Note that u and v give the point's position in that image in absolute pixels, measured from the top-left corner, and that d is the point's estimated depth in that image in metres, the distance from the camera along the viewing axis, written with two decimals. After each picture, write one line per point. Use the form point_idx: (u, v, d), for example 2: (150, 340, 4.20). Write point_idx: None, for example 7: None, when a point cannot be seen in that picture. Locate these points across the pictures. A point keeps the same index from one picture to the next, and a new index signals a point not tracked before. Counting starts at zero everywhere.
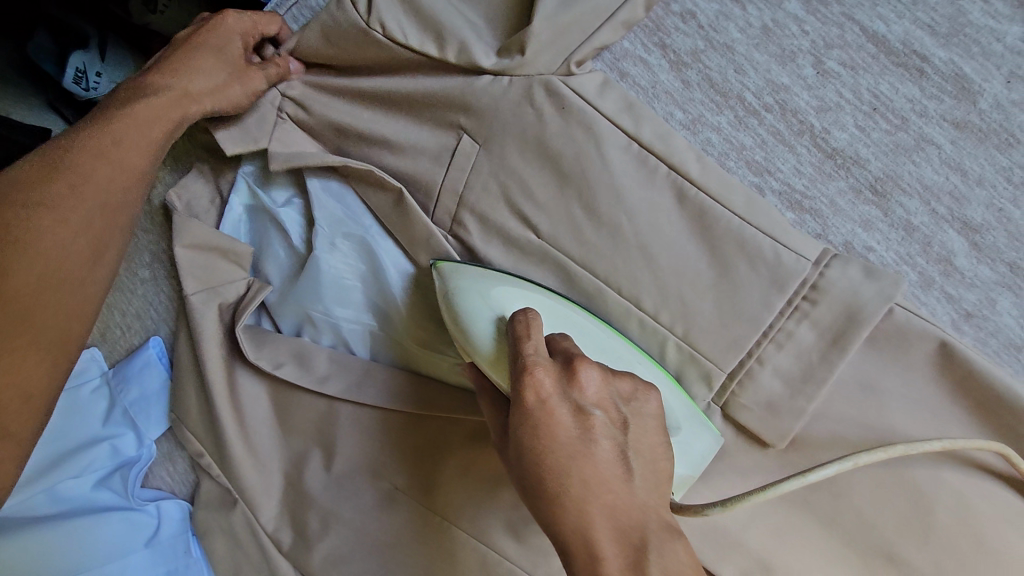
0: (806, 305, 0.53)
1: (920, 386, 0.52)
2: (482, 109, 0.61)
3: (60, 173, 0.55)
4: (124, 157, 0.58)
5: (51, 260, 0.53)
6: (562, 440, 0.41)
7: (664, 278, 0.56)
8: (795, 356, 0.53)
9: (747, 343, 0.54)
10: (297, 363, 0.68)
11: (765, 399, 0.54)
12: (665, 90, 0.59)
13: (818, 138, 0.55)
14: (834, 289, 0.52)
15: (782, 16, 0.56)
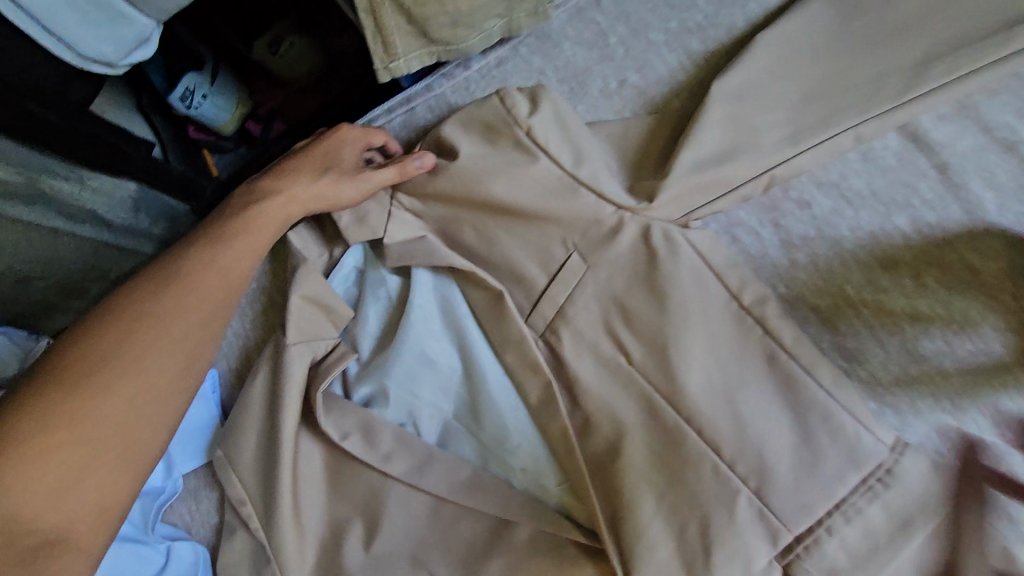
0: (879, 486, 0.56)
1: None
2: (596, 235, 0.65)
3: (167, 287, 0.58)
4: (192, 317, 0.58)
5: (150, 364, 0.54)
6: None
7: (746, 430, 0.59)
8: (862, 531, 0.55)
9: (818, 510, 0.56)
10: (362, 435, 0.68)
11: (828, 568, 0.55)
12: (773, 263, 0.64)
13: (908, 342, 0.60)
14: (905, 477, 0.55)
15: (889, 227, 0.62)
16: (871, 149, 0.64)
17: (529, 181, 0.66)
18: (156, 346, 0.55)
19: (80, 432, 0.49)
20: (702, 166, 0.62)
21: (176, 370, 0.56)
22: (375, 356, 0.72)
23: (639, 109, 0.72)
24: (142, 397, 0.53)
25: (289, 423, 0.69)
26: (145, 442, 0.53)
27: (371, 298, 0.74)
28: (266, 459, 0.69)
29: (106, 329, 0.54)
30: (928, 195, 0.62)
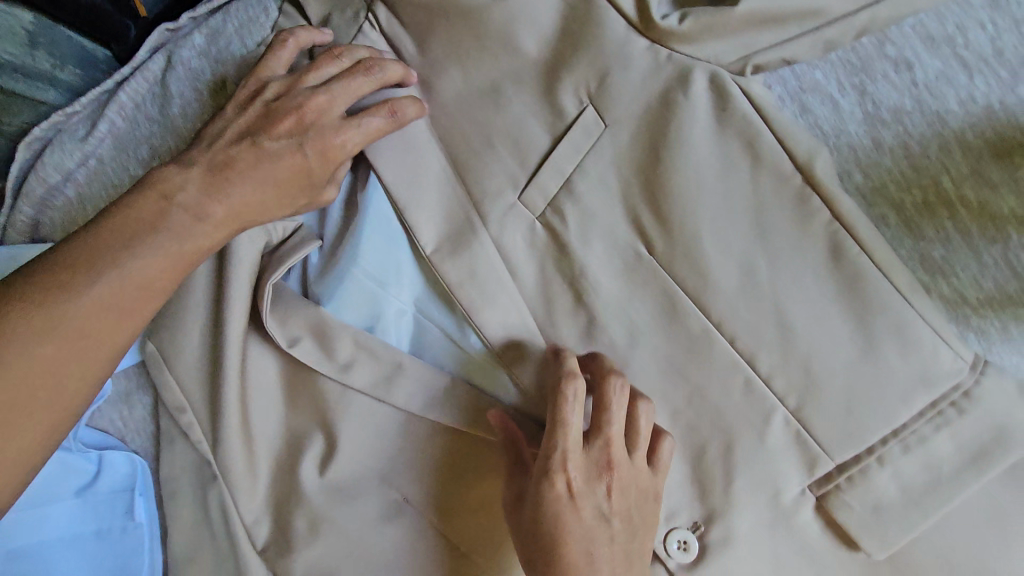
0: (951, 411, 0.45)
1: None
2: (625, 83, 0.51)
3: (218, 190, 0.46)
4: (152, 277, 0.43)
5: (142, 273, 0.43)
6: None
7: (791, 343, 0.48)
8: (923, 463, 0.45)
9: (871, 436, 0.46)
10: (317, 339, 0.56)
11: (874, 503, 0.46)
12: (850, 142, 0.50)
13: (1012, 252, 0.47)
14: (987, 403, 0.45)
15: (1013, 100, 0.47)
16: None
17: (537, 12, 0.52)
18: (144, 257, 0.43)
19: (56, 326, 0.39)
20: None
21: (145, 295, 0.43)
22: (334, 247, 0.58)
23: None
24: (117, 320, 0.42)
25: (236, 324, 0.56)
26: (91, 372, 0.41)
27: None
28: (211, 361, 0.57)
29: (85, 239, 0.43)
30: None
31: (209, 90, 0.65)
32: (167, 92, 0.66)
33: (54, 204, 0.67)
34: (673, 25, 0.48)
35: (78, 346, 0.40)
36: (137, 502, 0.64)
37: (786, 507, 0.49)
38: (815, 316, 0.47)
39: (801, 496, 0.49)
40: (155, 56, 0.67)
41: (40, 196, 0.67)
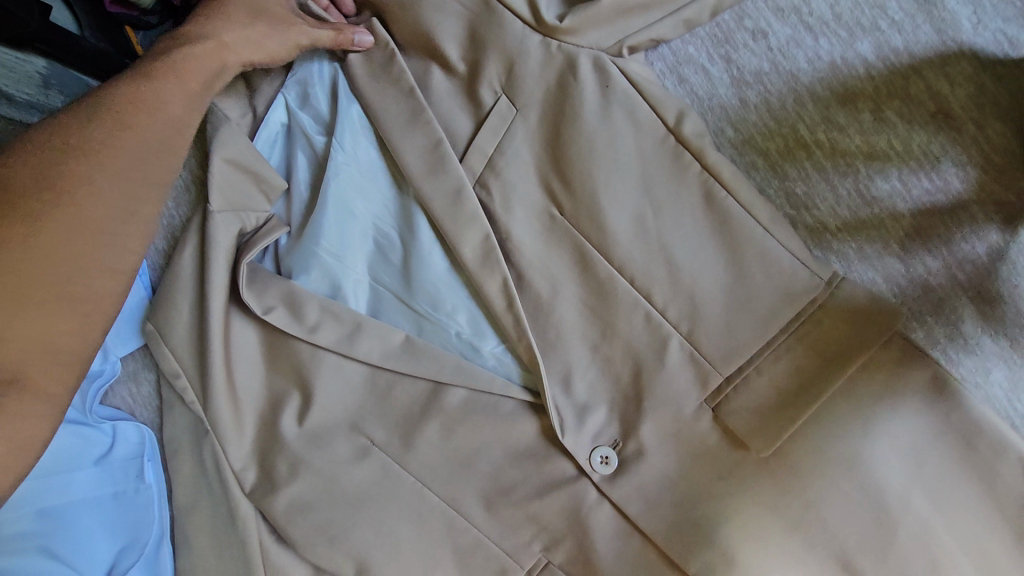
0: (812, 322, 0.53)
1: (914, 410, 0.51)
2: (527, 69, 0.59)
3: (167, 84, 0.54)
4: (158, 116, 0.53)
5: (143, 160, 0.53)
6: None
7: (679, 275, 0.55)
8: (792, 368, 0.53)
9: (750, 350, 0.54)
10: (287, 308, 0.65)
11: (756, 406, 0.54)
12: (721, 103, 0.58)
13: (861, 183, 0.55)
14: (838, 310, 0.52)
15: (851, 56, 0.55)
16: None
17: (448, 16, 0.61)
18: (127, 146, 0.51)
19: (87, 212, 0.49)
20: None
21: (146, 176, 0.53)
22: (302, 226, 0.68)
23: None
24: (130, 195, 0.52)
25: (218, 300, 0.65)
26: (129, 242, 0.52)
27: (297, 161, 0.69)
28: (198, 333, 0.67)
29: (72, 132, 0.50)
30: (898, 14, 0.55)
31: None
32: None
33: None
34: (557, 22, 0.57)
35: (131, 170, 0.52)
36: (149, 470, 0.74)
37: (688, 418, 0.56)
38: (695, 251, 0.55)
39: (699, 409, 0.56)
40: None
41: None
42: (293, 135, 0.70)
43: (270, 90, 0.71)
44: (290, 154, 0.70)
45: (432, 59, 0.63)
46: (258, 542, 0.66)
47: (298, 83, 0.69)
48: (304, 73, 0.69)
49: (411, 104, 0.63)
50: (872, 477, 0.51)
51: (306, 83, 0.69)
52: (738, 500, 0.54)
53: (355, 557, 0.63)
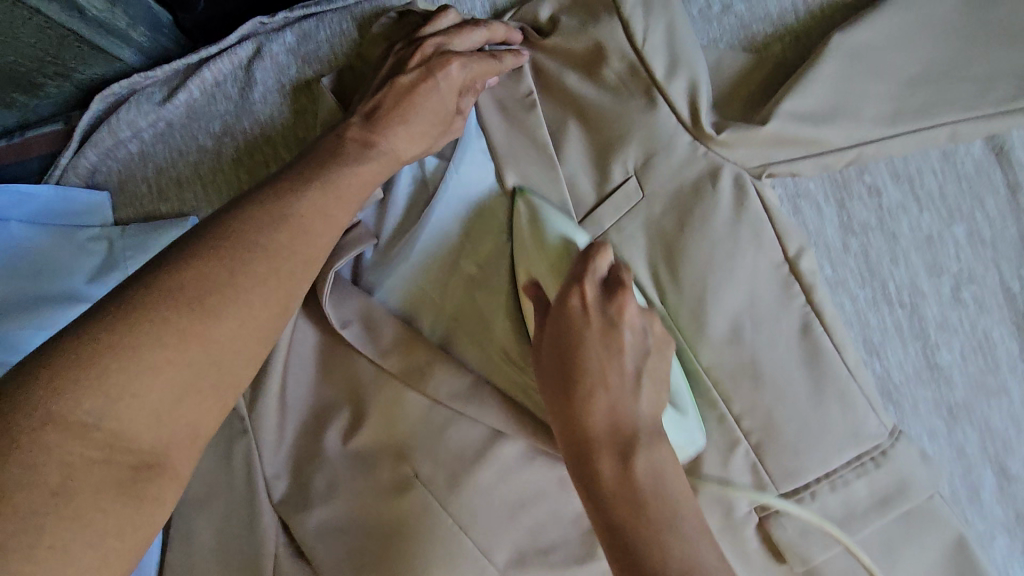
0: (870, 464, 0.58)
1: (933, 560, 0.58)
2: (664, 164, 0.62)
3: (333, 166, 0.50)
4: (311, 206, 0.46)
5: (285, 241, 0.44)
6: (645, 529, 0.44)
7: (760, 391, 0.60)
8: (843, 500, 0.58)
9: (808, 474, 0.59)
10: (364, 325, 0.64)
11: (801, 526, 0.58)
12: (826, 242, 0.63)
13: (927, 348, 0.61)
14: (896, 461, 0.58)
15: (947, 234, 0.62)
16: (954, 150, 0.62)
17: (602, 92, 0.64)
18: (280, 228, 0.44)
19: (225, 300, 0.40)
20: (800, 119, 0.58)
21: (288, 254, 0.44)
22: (396, 247, 0.67)
23: (735, 42, 0.66)
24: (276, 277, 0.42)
25: None
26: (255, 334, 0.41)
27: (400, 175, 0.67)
28: None
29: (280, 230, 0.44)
30: (993, 211, 0.61)
31: (293, 87, 0.72)
32: (250, 78, 0.72)
33: (116, 155, 0.73)
34: (712, 132, 0.60)
35: (285, 256, 0.43)
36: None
37: (737, 521, 0.59)
38: (777, 372, 0.59)
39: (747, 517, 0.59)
40: (244, 43, 0.72)
41: (107, 145, 0.72)
42: None
43: None
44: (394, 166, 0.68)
45: (573, 124, 0.65)
46: (273, 553, 0.63)
47: None
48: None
49: (540, 164, 0.65)
50: None
51: None
52: None
53: None
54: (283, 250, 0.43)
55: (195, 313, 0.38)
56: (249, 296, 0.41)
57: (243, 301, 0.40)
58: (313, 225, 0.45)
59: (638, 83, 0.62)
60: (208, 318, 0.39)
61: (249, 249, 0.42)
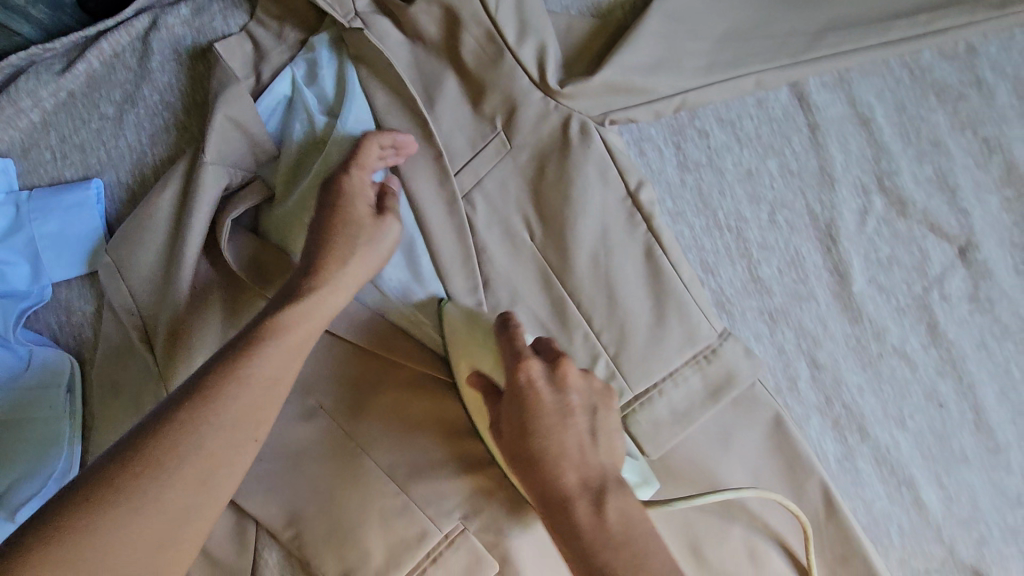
0: (704, 360, 0.69)
1: (761, 439, 0.69)
2: (524, 116, 0.71)
3: (285, 310, 0.51)
4: (268, 359, 0.48)
5: (248, 391, 0.46)
6: (545, 412, 0.49)
7: (614, 307, 0.70)
8: (685, 394, 0.68)
9: (656, 375, 0.69)
10: (262, 269, 0.69)
11: (654, 419, 0.68)
12: (667, 179, 0.74)
13: (751, 264, 0.72)
14: (724, 358, 0.69)
15: (762, 169, 0.73)
16: (765, 97, 0.74)
17: (465, 54, 0.72)
18: (233, 382, 0.46)
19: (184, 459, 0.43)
20: (631, 72, 0.69)
21: (246, 407, 0.46)
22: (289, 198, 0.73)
23: (585, 10, 0.77)
24: (236, 430, 0.45)
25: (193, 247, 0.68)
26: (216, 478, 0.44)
27: (292, 133, 0.73)
28: (165, 274, 0.69)
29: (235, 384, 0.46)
30: (797, 148, 0.73)
31: (189, 55, 0.77)
32: (147, 49, 0.77)
33: (18, 125, 0.76)
34: (557, 86, 0.70)
35: (242, 406, 0.46)
36: (43, 484, 0.68)
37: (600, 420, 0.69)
38: (625, 290, 0.70)
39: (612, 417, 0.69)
40: (141, 17, 0.77)
41: (7, 114, 0.75)
42: (277, 108, 0.74)
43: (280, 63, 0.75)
44: (286, 125, 0.74)
45: (446, 82, 0.73)
46: None
47: (307, 62, 0.74)
48: (317, 53, 0.74)
49: (412, 121, 0.71)
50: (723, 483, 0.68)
51: (315, 62, 0.74)
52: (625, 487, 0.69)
53: (287, 505, 0.69)
54: (218, 418, 0.45)
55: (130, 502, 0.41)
56: (163, 493, 0.42)
57: (164, 501, 0.42)
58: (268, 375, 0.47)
59: (497, 44, 0.71)
60: (146, 497, 0.41)
61: (182, 426, 0.44)
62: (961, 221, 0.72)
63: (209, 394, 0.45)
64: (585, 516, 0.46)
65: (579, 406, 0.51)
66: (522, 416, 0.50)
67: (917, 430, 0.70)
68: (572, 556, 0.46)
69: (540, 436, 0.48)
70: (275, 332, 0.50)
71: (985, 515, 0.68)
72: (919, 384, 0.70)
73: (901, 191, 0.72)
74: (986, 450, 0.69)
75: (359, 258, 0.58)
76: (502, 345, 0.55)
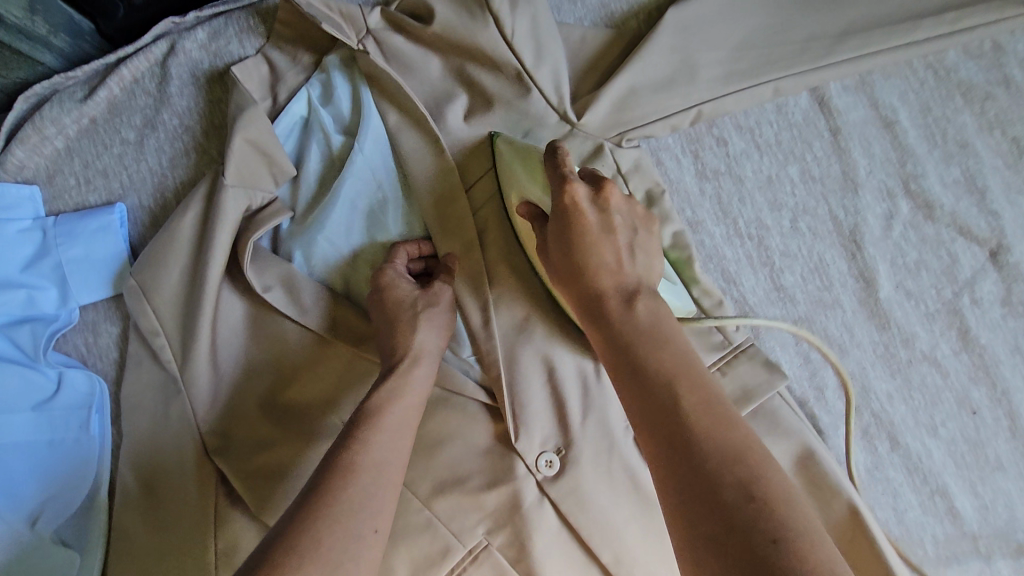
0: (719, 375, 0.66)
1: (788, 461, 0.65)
2: (538, 131, 0.71)
3: (370, 406, 0.52)
4: (377, 454, 0.48)
5: (356, 494, 0.45)
6: (590, 231, 0.53)
7: None
8: None
9: None
10: (285, 289, 0.69)
11: None
12: (685, 188, 0.73)
13: (774, 273, 0.71)
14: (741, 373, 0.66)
15: (783, 175, 0.72)
16: (786, 102, 0.73)
17: (479, 75, 0.71)
18: (341, 487, 0.45)
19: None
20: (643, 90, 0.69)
21: (361, 515, 0.44)
22: (307, 218, 0.73)
23: (598, 20, 0.76)
24: (353, 538, 0.43)
25: (217, 267, 0.68)
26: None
27: (310, 153, 0.75)
28: (188, 295, 0.70)
29: (343, 486, 0.45)
30: (819, 153, 0.72)
31: (206, 78, 0.78)
32: (165, 74, 0.78)
33: (43, 152, 0.77)
34: (572, 116, 0.70)
35: (354, 516, 0.44)
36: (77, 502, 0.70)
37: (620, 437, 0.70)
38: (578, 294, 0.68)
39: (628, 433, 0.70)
40: (158, 42, 0.79)
41: (32, 142, 0.76)
42: (293, 130, 0.76)
43: (296, 85, 0.76)
44: (304, 146, 0.75)
45: (461, 99, 0.73)
46: (213, 505, 0.68)
47: (322, 83, 0.76)
48: (331, 74, 0.75)
49: (425, 139, 0.71)
50: None
51: (329, 83, 0.76)
52: (643, 508, 0.69)
53: None
54: (334, 539, 0.42)
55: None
56: None
57: None
58: (375, 475, 0.46)
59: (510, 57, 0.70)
60: None
61: (309, 520, 0.42)
62: (992, 223, 0.70)
63: (323, 493, 0.45)
64: (619, 312, 0.50)
65: (620, 227, 0.54)
66: (566, 241, 0.54)
67: (949, 437, 0.68)
68: (614, 364, 0.48)
69: (590, 250, 0.52)
70: (370, 426, 0.50)
71: (1020, 523, 0.67)
72: (949, 390, 0.69)
73: (928, 194, 0.71)
74: (1022, 457, 0.68)
75: (422, 331, 0.59)
76: (547, 172, 0.57)
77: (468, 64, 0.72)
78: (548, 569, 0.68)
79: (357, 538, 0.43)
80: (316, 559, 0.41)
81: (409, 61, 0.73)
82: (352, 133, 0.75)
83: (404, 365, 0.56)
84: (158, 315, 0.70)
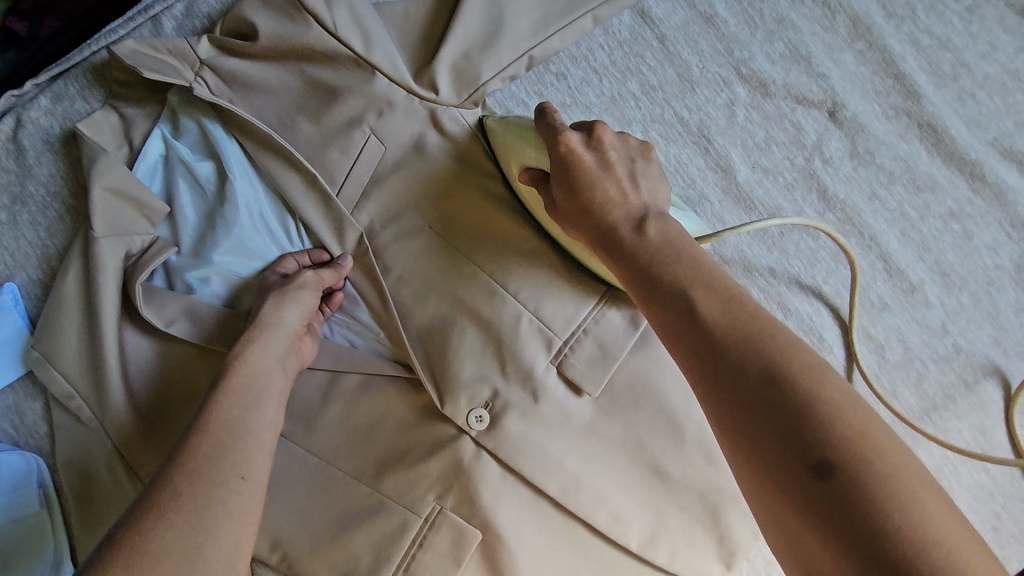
0: (613, 295, 0.73)
1: None
2: (383, 108, 0.73)
3: (226, 374, 0.55)
4: (232, 408, 0.51)
5: (218, 437, 0.49)
6: (590, 171, 0.53)
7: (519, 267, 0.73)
8: (606, 330, 0.72)
9: (578, 317, 0.72)
10: (185, 320, 0.70)
11: (587, 358, 0.71)
12: None
13: None
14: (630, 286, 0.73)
15: (625, 92, 0.75)
16: (610, 24, 0.76)
17: (316, 71, 0.73)
18: (199, 434, 0.48)
19: (173, 504, 0.43)
20: (469, 49, 0.72)
21: (225, 451, 0.48)
22: (192, 249, 0.75)
23: None
24: (216, 469, 0.46)
25: (111, 316, 0.70)
26: (219, 511, 0.44)
27: (178, 188, 0.76)
28: (90, 349, 0.71)
29: (202, 433, 0.49)
30: (652, 63, 0.75)
31: (61, 142, 0.79)
32: (19, 146, 0.79)
33: None
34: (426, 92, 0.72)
35: (219, 453, 0.47)
36: None
37: (539, 375, 0.71)
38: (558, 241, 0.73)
39: (548, 369, 0.71)
40: (4, 118, 0.79)
41: None
42: (156, 169, 0.77)
43: (148, 126, 0.77)
44: (169, 182, 0.76)
45: (305, 97, 0.74)
46: None
47: (172, 119, 0.77)
48: (176, 108, 0.77)
49: (278, 147, 0.73)
50: (662, 400, 0.72)
51: (178, 116, 0.77)
52: (576, 434, 0.71)
53: (271, 539, 0.71)
54: (198, 471, 0.46)
55: (130, 560, 0.40)
56: (164, 541, 0.41)
57: (165, 541, 0.41)
58: (232, 421, 0.50)
59: (337, 44, 0.72)
60: (144, 551, 0.41)
61: (171, 466, 0.46)
62: (822, 86, 0.74)
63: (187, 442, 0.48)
64: (632, 240, 0.49)
65: (617, 158, 0.54)
66: (570, 184, 0.53)
67: (834, 292, 0.72)
68: (631, 277, 0.48)
69: (591, 186, 0.52)
70: (223, 389, 0.53)
71: (915, 354, 0.71)
72: (823, 250, 0.73)
73: (760, 75, 0.74)
74: (901, 292, 0.72)
75: (284, 307, 0.63)
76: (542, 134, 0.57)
77: (302, 64, 0.74)
78: (500, 515, 0.70)
79: (222, 486, 0.46)
80: (182, 487, 0.45)
81: (246, 76, 0.74)
82: (213, 157, 0.77)
83: (261, 337, 0.60)
84: (68, 377, 0.71)
